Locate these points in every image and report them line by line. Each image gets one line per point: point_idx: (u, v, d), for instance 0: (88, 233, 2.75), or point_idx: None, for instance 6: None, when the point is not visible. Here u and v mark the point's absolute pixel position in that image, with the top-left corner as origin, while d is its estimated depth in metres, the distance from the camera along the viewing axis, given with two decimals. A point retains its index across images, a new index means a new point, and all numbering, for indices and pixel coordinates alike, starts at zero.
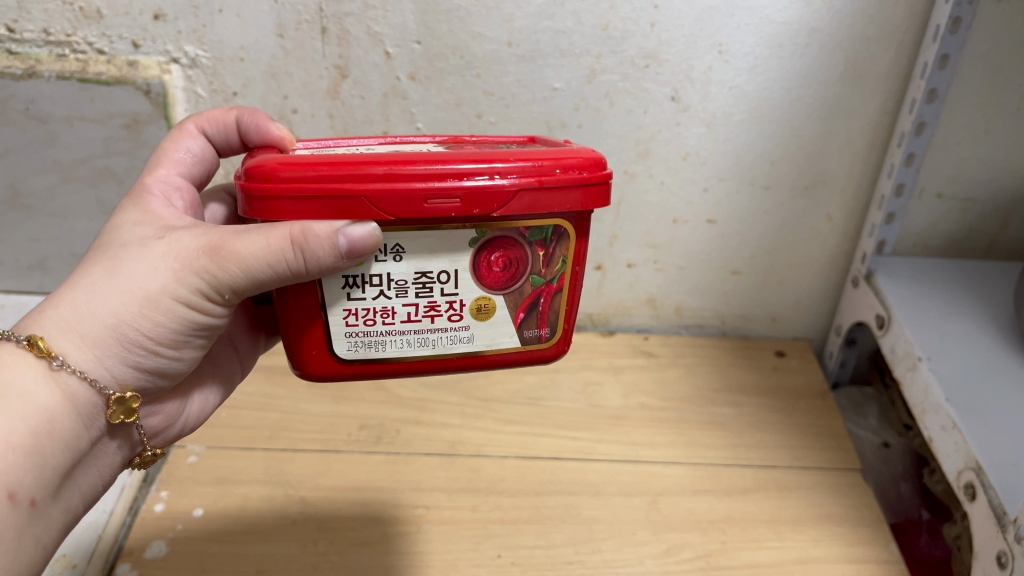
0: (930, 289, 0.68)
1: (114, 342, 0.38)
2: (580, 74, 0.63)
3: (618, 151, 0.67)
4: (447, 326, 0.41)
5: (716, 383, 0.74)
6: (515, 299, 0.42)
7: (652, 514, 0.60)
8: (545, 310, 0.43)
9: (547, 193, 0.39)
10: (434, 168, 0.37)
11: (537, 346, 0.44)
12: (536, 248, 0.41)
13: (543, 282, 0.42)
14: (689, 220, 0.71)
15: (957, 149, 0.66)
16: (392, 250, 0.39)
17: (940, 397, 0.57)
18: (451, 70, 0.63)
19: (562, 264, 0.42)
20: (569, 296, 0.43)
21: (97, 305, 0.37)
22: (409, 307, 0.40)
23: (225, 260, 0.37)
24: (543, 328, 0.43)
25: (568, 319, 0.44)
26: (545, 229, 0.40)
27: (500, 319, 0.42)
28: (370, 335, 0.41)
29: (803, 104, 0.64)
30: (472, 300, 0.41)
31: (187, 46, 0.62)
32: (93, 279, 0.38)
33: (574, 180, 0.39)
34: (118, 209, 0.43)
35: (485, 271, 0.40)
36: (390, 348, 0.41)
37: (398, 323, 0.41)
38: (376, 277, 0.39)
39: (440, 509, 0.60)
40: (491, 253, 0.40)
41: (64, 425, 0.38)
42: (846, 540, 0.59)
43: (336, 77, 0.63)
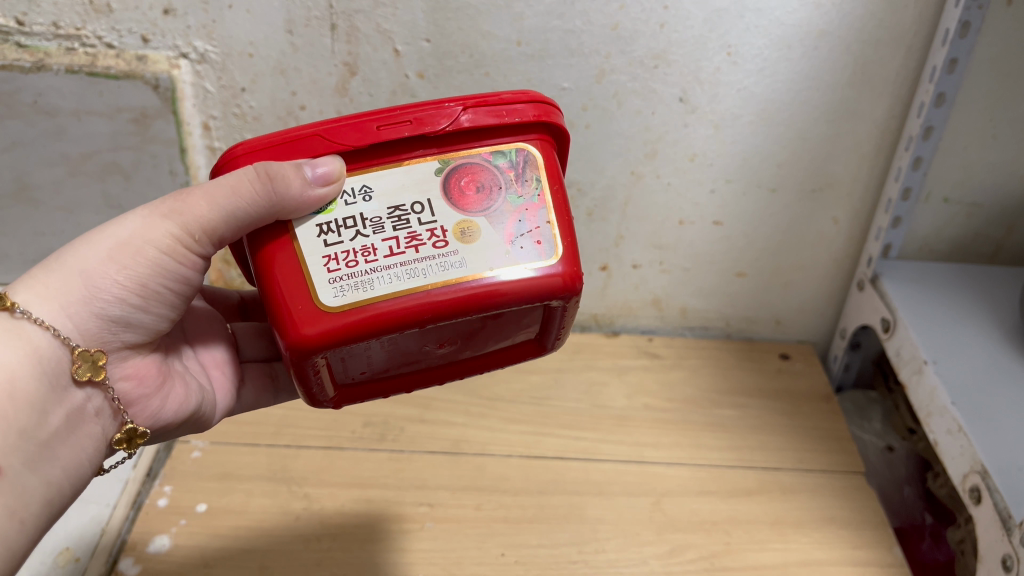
0: (936, 293, 0.68)
1: (82, 290, 0.39)
2: (588, 74, 0.63)
3: (625, 151, 0.67)
4: (433, 253, 0.39)
5: (720, 384, 0.74)
6: (499, 221, 0.40)
7: (656, 515, 0.60)
8: (536, 228, 0.40)
9: (491, 110, 0.40)
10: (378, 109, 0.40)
11: (541, 264, 0.40)
12: (504, 171, 0.41)
13: (522, 202, 0.41)
14: (695, 221, 0.71)
15: (964, 154, 0.66)
16: (360, 191, 0.39)
17: (945, 400, 0.57)
18: (460, 69, 0.63)
19: (536, 183, 0.41)
20: (556, 214, 0.41)
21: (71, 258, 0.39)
22: (389, 241, 0.39)
23: (197, 205, 0.39)
24: (541, 245, 0.40)
25: (566, 236, 0.41)
26: (507, 152, 0.41)
27: (489, 242, 0.40)
28: (355, 276, 0.38)
29: (811, 106, 0.64)
30: (454, 225, 0.39)
31: (197, 41, 0.62)
32: (76, 239, 0.41)
33: (516, 99, 0.41)
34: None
35: (460, 195, 0.40)
36: (379, 285, 0.38)
37: (382, 258, 0.39)
38: (350, 219, 0.39)
39: (444, 507, 0.60)
40: (459, 178, 0.40)
41: (25, 380, 0.38)
42: (850, 543, 0.59)
43: (345, 74, 0.63)
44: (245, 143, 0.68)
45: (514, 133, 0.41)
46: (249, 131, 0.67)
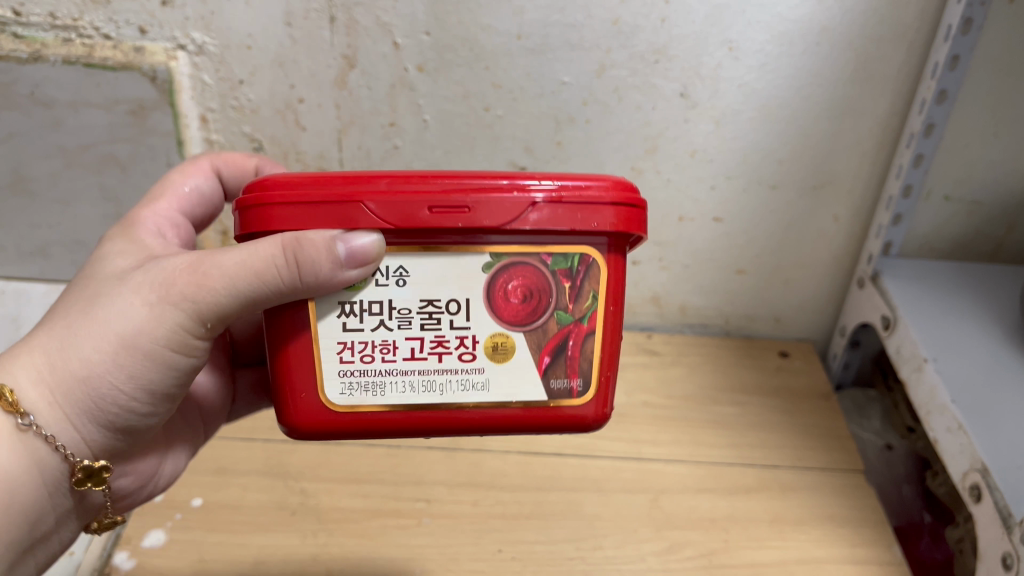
0: (938, 293, 0.67)
1: (86, 395, 0.38)
2: (589, 68, 0.62)
3: (625, 146, 0.66)
4: (455, 366, 0.39)
5: (720, 382, 0.74)
6: (536, 338, 0.39)
7: (655, 511, 0.60)
8: (575, 354, 0.40)
9: (560, 205, 0.37)
10: (440, 184, 0.37)
11: (570, 401, 0.40)
12: (560, 279, 0.39)
13: (570, 320, 0.39)
14: (694, 218, 0.71)
15: (965, 152, 0.66)
16: (395, 273, 0.38)
17: (945, 398, 0.56)
18: (460, 62, 0.62)
19: (592, 300, 0.39)
20: (602, 339, 0.40)
21: (72, 352, 0.37)
22: (412, 341, 0.38)
23: (204, 286, 0.37)
24: (570, 377, 0.40)
25: (605, 370, 0.40)
26: (568, 255, 0.38)
27: (520, 362, 0.39)
28: (366, 375, 0.39)
29: (813, 102, 0.64)
30: (487, 338, 0.39)
31: (195, 33, 0.62)
32: (69, 322, 0.38)
33: (596, 198, 0.38)
34: (105, 238, 0.44)
35: (501, 304, 0.38)
36: (390, 392, 0.39)
37: (401, 360, 0.38)
38: (377, 304, 0.38)
39: (442, 503, 0.60)
40: (508, 281, 0.38)
41: (20, 495, 0.39)
42: (849, 541, 0.59)
43: (344, 67, 0.63)
44: (243, 136, 0.67)
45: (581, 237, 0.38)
46: (248, 125, 0.67)
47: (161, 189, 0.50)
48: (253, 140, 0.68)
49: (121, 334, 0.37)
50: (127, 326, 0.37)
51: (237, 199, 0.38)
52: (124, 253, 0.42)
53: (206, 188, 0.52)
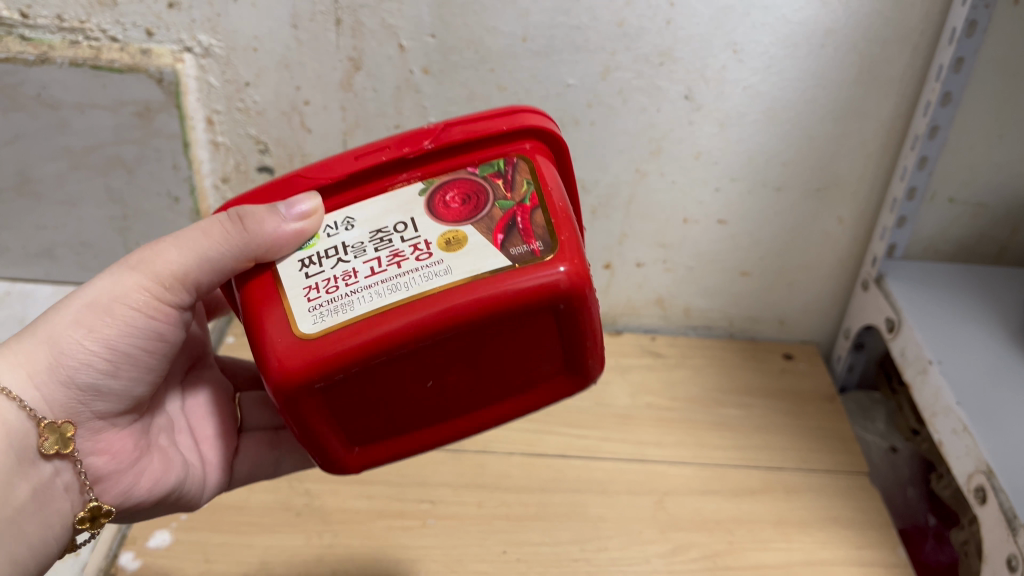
0: (943, 295, 0.67)
1: (53, 353, 0.40)
2: (594, 71, 0.63)
3: (630, 148, 0.67)
4: (416, 266, 0.37)
5: (725, 384, 0.73)
6: (487, 225, 0.38)
7: (659, 513, 0.60)
8: (528, 225, 0.38)
9: (472, 126, 0.41)
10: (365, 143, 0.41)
11: (536, 260, 0.37)
12: (493, 179, 0.40)
13: (512, 204, 0.39)
14: (698, 219, 0.71)
15: (970, 154, 0.66)
16: (342, 223, 0.39)
17: (950, 400, 0.56)
18: (466, 64, 0.63)
19: (528, 185, 0.40)
20: (550, 208, 0.39)
21: (45, 324, 0.40)
22: (369, 262, 0.37)
23: (168, 259, 0.41)
24: (534, 242, 0.37)
25: (563, 231, 0.38)
26: (495, 163, 0.40)
27: (476, 247, 0.37)
28: (334, 300, 0.36)
29: (817, 105, 0.64)
30: (439, 237, 0.38)
31: (201, 35, 0.62)
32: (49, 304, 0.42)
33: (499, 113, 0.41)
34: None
35: (443, 208, 0.39)
36: (359, 304, 0.36)
37: (362, 279, 0.37)
38: (330, 249, 0.38)
39: (446, 504, 0.60)
40: (445, 194, 0.39)
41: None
42: (853, 543, 0.59)
43: (350, 69, 0.63)
44: (249, 138, 0.68)
45: (501, 148, 0.41)
46: (253, 127, 0.67)
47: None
48: (258, 142, 0.68)
49: (90, 300, 0.41)
50: (96, 294, 0.41)
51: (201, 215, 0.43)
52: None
53: None
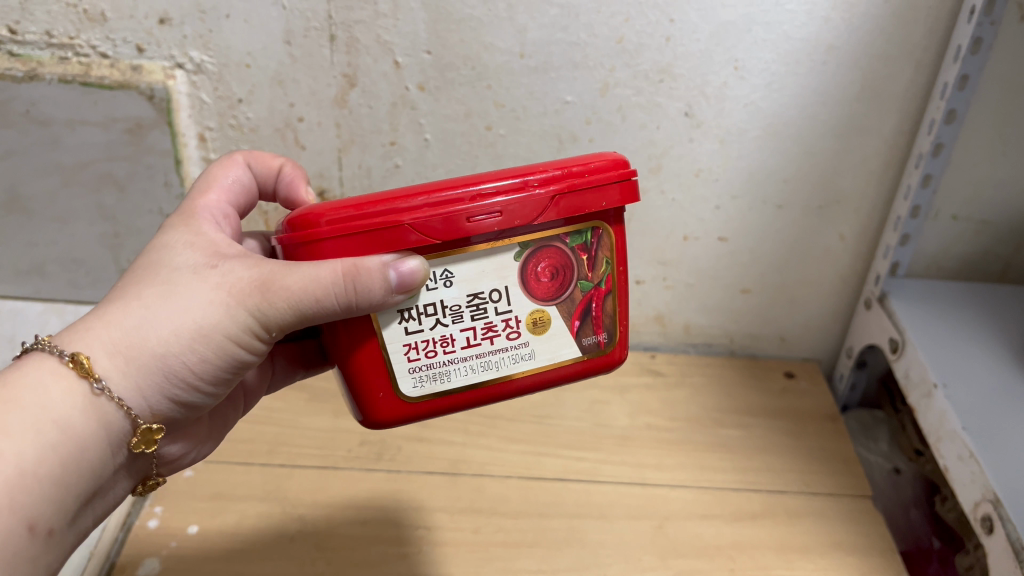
0: (946, 314, 0.66)
1: (158, 373, 0.39)
2: (592, 87, 0.62)
3: (629, 165, 0.66)
4: (506, 345, 0.44)
5: (724, 404, 0.72)
6: (566, 306, 0.44)
7: (658, 538, 0.59)
8: (598, 314, 0.45)
9: (576, 197, 0.42)
10: (472, 191, 0.40)
11: (599, 352, 0.46)
12: (579, 253, 0.43)
13: (591, 286, 0.44)
14: (699, 237, 0.70)
15: (973, 170, 0.65)
16: (442, 276, 0.41)
17: (956, 425, 0.55)
18: (462, 81, 0.62)
19: (606, 266, 0.44)
20: (618, 297, 0.45)
21: (145, 336, 0.38)
22: (466, 331, 0.43)
23: (274, 296, 0.38)
24: (597, 332, 0.46)
25: (623, 322, 0.46)
26: (584, 234, 0.43)
27: (556, 331, 0.44)
28: (434, 367, 0.43)
29: (819, 121, 0.63)
30: (528, 315, 0.44)
31: (193, 51, 0.61)
32: (138, 305, 0.39)
33: (602, 180, 0.42)
34: (164, 229, 0.44)
35: (537, 285, 0.43)
36: (456, 376, 0.43)
37: (460, 349, 0.43)
38: (431, 307, 0.42)
39: (442, 530, 0.59)
40: (537, 265, 0.43)
41: (86, 450, 0.38)
42: (856, 569, 0.58)
43: (344, 85, 0.62)
44: None
45: (593, 215, 0.43)
46: (246, 144, 0.66)
47: (203, 184, 0.49)
48: None
49: (194, 325, 0.38)
50: (202, 319, 0.38)
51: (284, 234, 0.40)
52: (192, 244, 0.42)
53: (243, 177, 0.51)
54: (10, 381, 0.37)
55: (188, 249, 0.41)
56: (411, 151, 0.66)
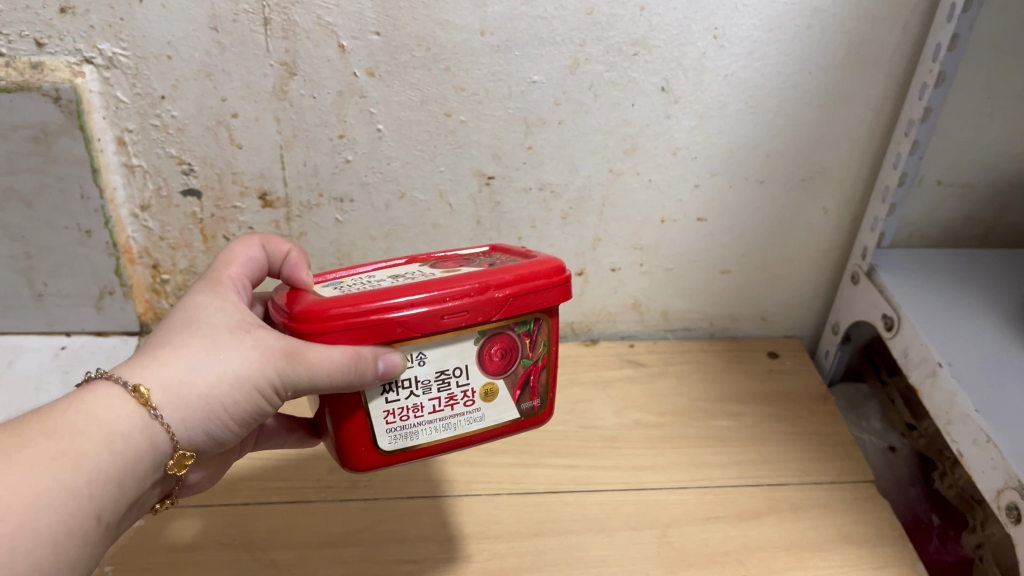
0: (936, 285, 0.63)
1: (194, 416, 0.35)
2: (561, 65, 0.56)
3: (602, 148, 0.61)
4: (470, 411, 0.41)
5: (712, 392, 0.69)
6: (510, 379, 0.41)
7: (664, 549, 0.55)
8: (534, 385, 0.43)
9: (530, 295, 0.40)
10: (438, 289, 0.38)
11: (533, 416, 0.43)
12: (524, 336, 0.41)
13: (530, 363, 0.42)
14: (677, 218, 0.66)
15: (960, 134, 0.62)
16: (416, 356, 0.38)
17: (968, 407, 0.52)
18: (416, 64, 0.55)
19: (545, 345, 0.42)
20: (552, 368, 0.43)
21: (184, 379, 0.35)
22: (435, 400, 0.40)
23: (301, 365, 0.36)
24: (534, 398, 0.43)
25: (553, 390, 0.44)
26: (529, 320, 0.41)
27: (506, 398, 0.42)
28: (406, 426, 0.40)
29: (802, 91, 0.59)
30: (481, 386, 0.40)
31: (102, 43, 0.53)
32: (181, 349, 0.36)
33: (552, 280, 0.40)
34: (192, 291, 0.40)
35: (486, 362, 0.40)
36: (426, 437, 0.40)
37: (428, 415, 0.40)
38: (406, 380, 0.39)
39: (432, 562, 0.53)
40: (490, 346, 0.40)
41: (141, 459, 0.34)
42: (871, 562, 0.55)
43: (283, 75, 0.55)
44: (169, 159, 0.58)
45: (544, 307, 0.41)
46: (173, 146, 0.58)
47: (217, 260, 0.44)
48: (180, 163, 0.59)
49: (236, 376, 0.36)
50: (244, 370, 0.36)
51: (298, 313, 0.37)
52: (224, 305, 0.39)
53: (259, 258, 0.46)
54: (69, 399, 0.34)
55: (218, 310, 0.38)
56: (363, 144, 0.59)
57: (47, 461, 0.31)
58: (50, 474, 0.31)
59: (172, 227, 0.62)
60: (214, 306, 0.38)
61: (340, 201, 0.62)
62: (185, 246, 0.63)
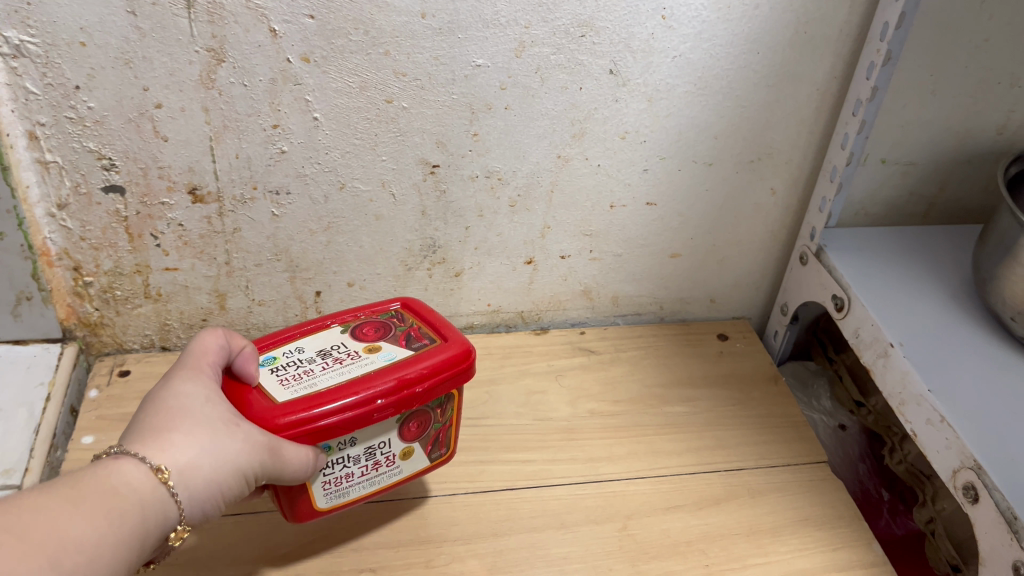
0: (883, 264, 0.64)
1: (200, 497, 0.40)
2: (506, 48, 0.54)
3: (550, 133, 0.59)
4: (390, 467, 0.49)
5: (665, 378, 0.68)
6: (424, 439, 0.49)
7: (626, 542, 0.54)
8: (443, 438, 0.51)
9: (442, 385, 0.47)
10: (373, 391, 0.44)
11: (441, 458, 0.52)
12: (436, 408, 0.49)
13: (440, 424, 0.50)
14: (626, 203, 0.64)
15: (904, 113, 0.62)
16: (347, 441, 0.46)
17: (921, 387, 0.53)
18: (354, 48, 0.52)
19: (451, 409, 0.50)
20: (456, 423, 0.51)
21: (194, 464, 0.39)
22: (362, 465, 0.47)
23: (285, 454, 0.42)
24: (443, 447, 0.51)
25: (457, 435, 0.52)
26: (440, 398, 0.48)
27: (420, 454, 0.50)
28: (339, 487, 0.47)
29: (750, 71, 0.58)
30: (399, 450, 0.48)
31: (7, 29, 0.48)
32: (190, 435, 0.40)
33: (458, 369, 0.48)
34: (173, 378, 0.43)
35: (404, 433, 0.48)
36: (356, 490, 0.48)
37: (357, 477, 0.48)
38: (340, 458, 0.46)
39: (390, 570, 0.51)
40: (408, 422, 0.48)
41: (160, 523, 0.38)
42: (828, 545, 0.55)
43: (211, 62, 0.51)
44: (87, 154, 0.54)
45: (453, 387, 0.48)
46: (91, 140, 0.53)
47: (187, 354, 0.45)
48: (100, 157, 0.54)
49: (234, 463, 0.40)
50: (242, 458, 0.40)
51: (267, 414, 0.43)
52: (208, 392, 0.43)
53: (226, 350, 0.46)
54: (97, 469, 0.37)
55: (204, 401, 0.42)
56: (299, 134, 0.56)
57: (98, 513, 0.35)
58: (101, 526, 0.34)
59: (94, 227, 0.58)
60: (203, 394, 0.42)
61: (276, 194, 0.58)
62: (108, 246, 0.59)
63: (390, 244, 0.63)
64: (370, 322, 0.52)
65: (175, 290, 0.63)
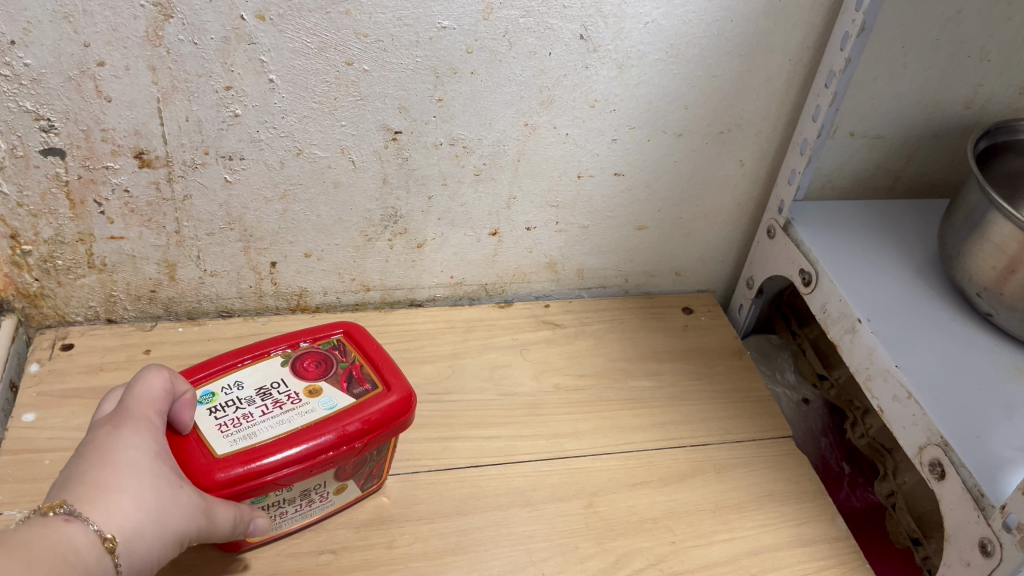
0: (850, 238, 0.63)
1: (140, 562, 0.38)
2: (472, 9, 0.52)
3: (518, 99, 0.57)
4: (322, 501, 0.49)
5: (630, 352, 0.67)
6: (358, 476, 0.50)
7: (592, 519, 0.53)
8: (376, 471, 0.51)
9: (381, 436, 0.48)
10: (312, 446, 0.45)
11: (373, 487, 0.53)
12: (372, 452, 0.49)
13: (375, 462, 0.50)
14: (593, 174, 0.63)
15: (874, 86, 0.61)
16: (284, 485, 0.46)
17: (888, 362, 0.52)
18: (312, 6, 0.49)
19: (387, 450, 0.51)
20: (391, 457, 0.52)
21: (139, 528, 0.37)
22: (296, 503, 0.48)
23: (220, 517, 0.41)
24: (376, 479, 0.52)
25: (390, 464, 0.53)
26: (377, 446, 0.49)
27: (353, 487, 0.50)
28: (272, 521, 0.47)
29: (722, 40, 0.56)
30: (333, 487, 0.49)
31: None
32: (138, 497, 0.38)
33: (399, 419, 0.48)
34: (117, 427, 0.41)
35: (340, 476, 0.48)
36: (286, 522, 0.48)
37: (289, 512, 0.48)
38: (276, 498, 0.46)
39: (352, 551, 0.49)
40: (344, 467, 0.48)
41: None
42: (793, 520, 0.55)
43: (158, 17, 0.48)
44: (23, 115, 0.50)
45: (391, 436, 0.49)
46: (28, 99, 0.49)
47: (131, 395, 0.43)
48: (37, 119, 0.50)
49: (175, 530, 0.39)
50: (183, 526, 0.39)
51: (207, 469, 0.42)
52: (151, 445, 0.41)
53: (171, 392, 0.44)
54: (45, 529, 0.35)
55: (149, 457, 0.40)
56: (254, 98, 0.53)
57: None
58: None
59: (32, 192, 0.54)
60: (148, 450, 0.40)
61: (229, 159, 0.55)
62: (48, 213, 0.55)
63: (349, 214, 0.61)
64: (311, 355, 0.51)
65: (121, 259, 0.59)
